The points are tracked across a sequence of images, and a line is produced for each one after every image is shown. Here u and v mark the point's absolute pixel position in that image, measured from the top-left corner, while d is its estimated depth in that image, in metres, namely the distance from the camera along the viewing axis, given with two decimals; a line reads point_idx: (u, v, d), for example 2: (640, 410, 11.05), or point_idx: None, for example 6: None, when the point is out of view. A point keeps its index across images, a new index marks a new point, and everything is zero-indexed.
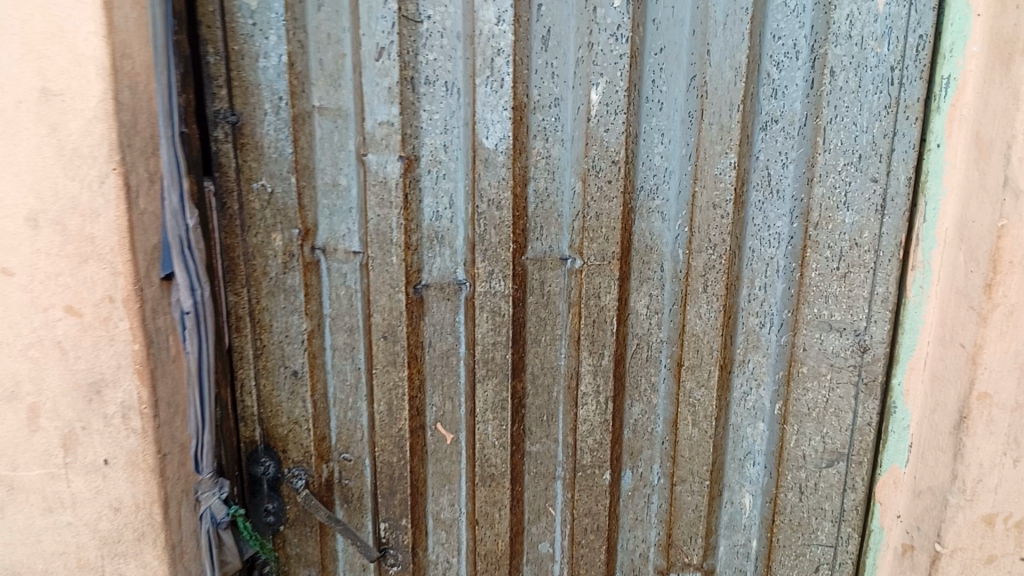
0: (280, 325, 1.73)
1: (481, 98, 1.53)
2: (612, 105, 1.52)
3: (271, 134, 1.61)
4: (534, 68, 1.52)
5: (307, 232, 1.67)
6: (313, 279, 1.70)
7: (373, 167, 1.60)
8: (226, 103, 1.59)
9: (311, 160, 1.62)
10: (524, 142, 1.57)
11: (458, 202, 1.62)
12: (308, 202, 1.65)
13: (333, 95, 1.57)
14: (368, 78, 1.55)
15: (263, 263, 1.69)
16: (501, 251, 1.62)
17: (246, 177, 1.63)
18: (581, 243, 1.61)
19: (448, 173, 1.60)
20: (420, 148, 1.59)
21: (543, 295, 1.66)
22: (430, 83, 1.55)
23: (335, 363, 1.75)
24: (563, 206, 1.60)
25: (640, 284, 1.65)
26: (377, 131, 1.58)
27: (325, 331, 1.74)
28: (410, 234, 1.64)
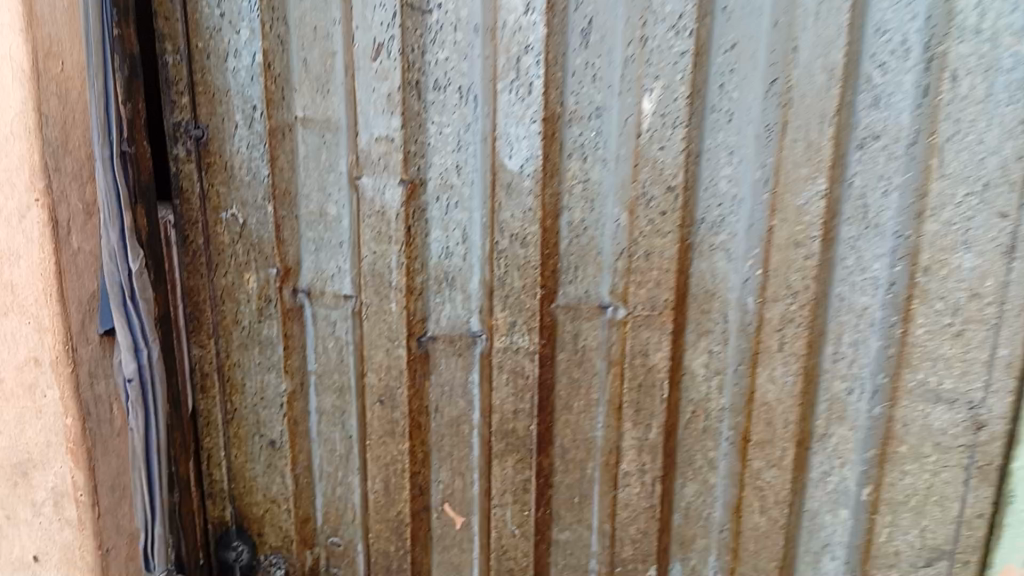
0: (254, 383, 1.42)
1: (503, 107, 1.22)
2: (670, 116, 1.21)
3: (243, 152, 1.30)
4: (571, 70, 1.21)
5: (286, 272, 1.36)
6: (293, 328, 1.39)
7: (370, 193, 1.29)
8: (188, 113, 1.29)
9: (293, 182, 1.31)
10: (557, 162, 1.25)
11: (472, 235, 1.30)
12: (287, 234, 1.34)
13: (320, 102, 1.27)
14: (363, 83, 1.24)
15: (235, 308, 1.38)
16: (524, 297, 1.31)
17: (213, 206, 1.33)
18: (627, 288, 1.30)
19: (461, 201, 1.29)
20: (426, 169, 1.28)
21: (577, 351, 1.35)
22: (440, 88, 1.24)
23: (320, 430, 1.44)
24: (606, 242, 1.28)
25: (698, 338, 1.33)
26: (374, 148, 1.27)
27: (309, 392, 1.42)
28: (412, 276, 1.33)
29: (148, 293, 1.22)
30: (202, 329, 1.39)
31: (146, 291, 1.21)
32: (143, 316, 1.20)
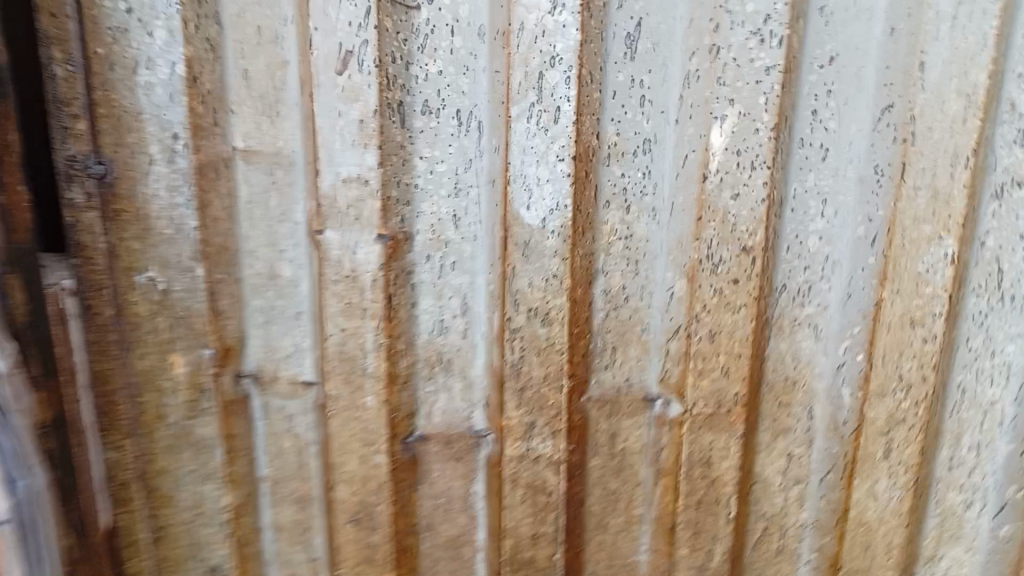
0: (185, 496, 1.07)
1: (518, 140, 0.88)
2: (750, 154, 0.87)
3: (162, 196, 0.96)
4: (613, 89, 0.88)
5: (226, 353, 1.02)
6: (238, 426, 1.05)
7: (338, 253, 0.95)
8: (87, 144, 0.93)
9: (234, 235, 0.98)
10: (591, 214, 0.91)
11: (475, 305, 0.98)
12: (226, 303, 1.00)
13: (267, 129, 0.94)
14: (323, 106, 0.90)
15: (159, 400, 1.03)
16: (546, 392, 0.97)
17: (122, 266, 0.98)
18: (683, 379, 0.97)
19: (463, 261, 0.96)
20: (413, 220, 0.94)
21: (615, 458, 1.02)
22: (429, 113, 0.90)
23: (279, 548, 1.10)
24: (654, 315, 0.96)
25: (773, 440, 1.01)
26: (343, 192, 0.93)
27: (259, 504, 1.09)
28: (395, 360, 0.99)
29: (26, 402, 0.88)
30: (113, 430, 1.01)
31: (22, 399, 0.88)
32: (16, 435, 0.87)
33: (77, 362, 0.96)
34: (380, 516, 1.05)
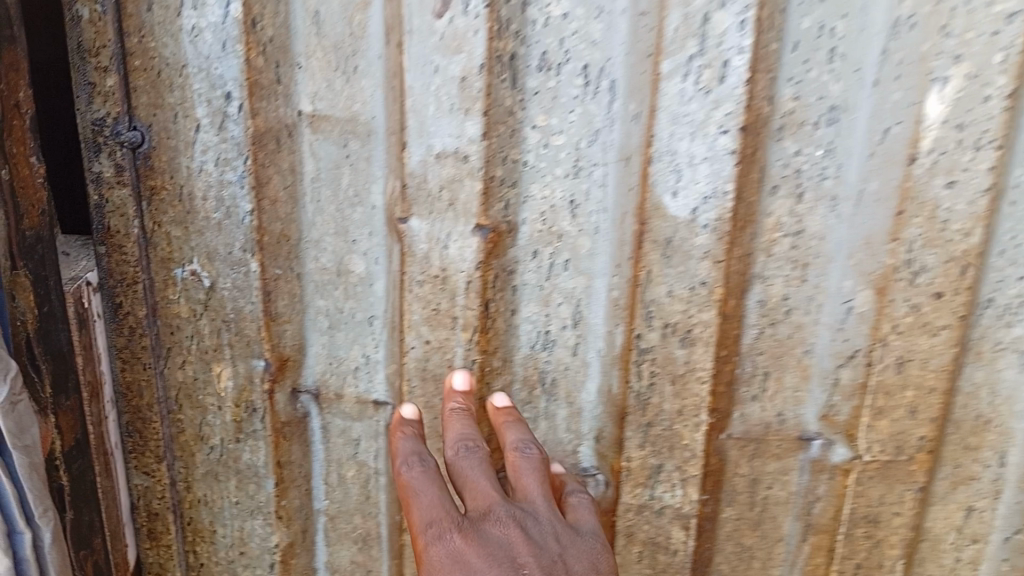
0: (229, 530, 0.90)
1: (669, 104, 0.69)
2: (972, 129, 0.67)
3: (208, 171, 0.77)
4: (794, 39, 0.67)
5: (281, 366, 0.83)
6: (293, 454, 0.86)
7: (424, 248, 0.76)
8: (121, 107, 0.76)
9: (295, 221, 0.79)
10: (754, 203, 0.72)
11: (591, 315, 0.77)
12: (283, 305, 0.81)
13: (338, 87, 0.74)
14: (416, 56, 0.71)
15: (203, 417, 0.86)
16: (679, 429, 0.78)
17: (161, 257, 0.81)
18: (857, 418, 0.77)
19: (580, 258, 0.76)
20: (519, 206, 0.75)
21: (755, 509, 0.82)
22: (546, 69, 0.70)
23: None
24: (822, 335, 0.76)
25: (952, 490, 0.81)
26: (435, 171, 0.74)
27: (314, 544, 0.91)
28: (488, 380, 0.80)
29: (32, 434, 0.68)
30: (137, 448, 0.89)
31: (27, 430, 0.68)
32: (16, 477, 0.66)
33: (104, 371, 0.85)
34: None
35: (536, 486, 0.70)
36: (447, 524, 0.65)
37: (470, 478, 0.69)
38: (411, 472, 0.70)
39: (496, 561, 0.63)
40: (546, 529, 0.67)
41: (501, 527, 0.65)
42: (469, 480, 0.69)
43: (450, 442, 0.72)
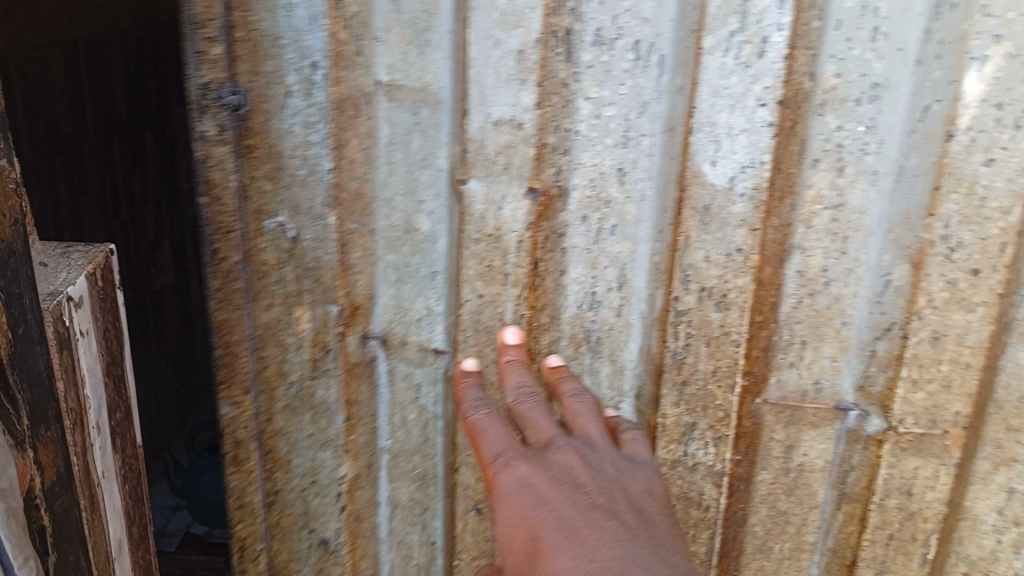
0: (301, 464, 0.99)
1: (710, 77, 0.72)
2: (1014, 108, 0.68)
3: (296, 132, 0.85)
4: (837, 19, 0.69)
5: (353, 312, 0.92)
6: (360, 393, 0.95)
7: (481, 209, 0.83)
8: (223, 73, 0.82)
9: (370, 179, 0.87)
10: (793, 174, 0.74)
11: (635, 279, 0.82)
12: (357, 257, 0.89)
13: (410, 60, 0.82)
14: (479, 35, 0.78)
15: (282, 357, 0.94)
16: (713, 390, 0.82)
17: (251, 212, 0.88)
18: (891, 390, 0.79)
19: (625, 223, 0.80)
20: (569, 172, 0.80)
21: (791, 474, 0.84)
22: (599, 45, 0.75)
23: (393, 527, 1.01)
24: (860, 307, 0.77)
25: (993, 470, 0.79)
26: (492, 137, 0.80)
27: (378, 478, 0.99)
28: (534, 336, 0.86)
29: (9, 476, 0.55)
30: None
31: (4, 472, 0.55)
32: None
33: (89, 393, 0.72)
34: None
35: (592, 424, 0.79)
36: (515, 456, 0.76)
37: (530, 418, 0.80)
38: (479, 414, 0.81)
39: (559, 481, 0.73)
40: (603, 461, 0.77)
41: (563, 456, 0.76)
42: (531, 421, 0.79)
43: (510, 390, 0.82)
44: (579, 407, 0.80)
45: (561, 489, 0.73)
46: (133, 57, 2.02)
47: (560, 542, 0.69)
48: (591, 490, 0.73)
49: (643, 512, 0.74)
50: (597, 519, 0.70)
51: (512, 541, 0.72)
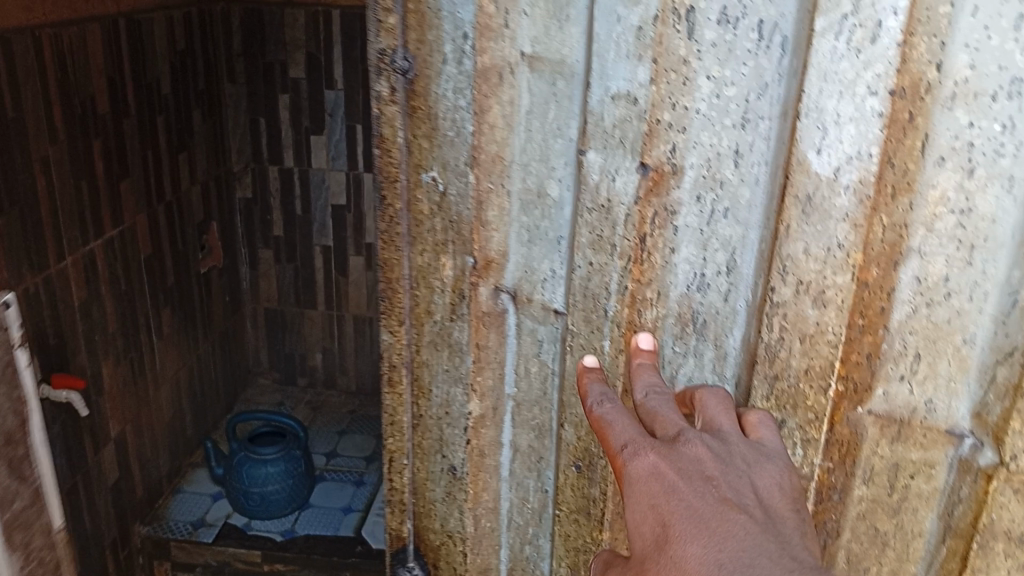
0: (438, 396, 0.88)
1: (820, 61, 0.64)
2: None
3: (448, 95, 0.76)
4: (972, 4, 0.60)
5: (484, 265, 0.81)
6: (488, 339, 0.83)
7: (595, 179, 0.74)
8: (398, 40, 0.74)
9: (508, 145, 0.75)
10: (912, 171, 0.65)
11: (744, 267, 0.72)
12: (493, 215, 0.78)
13: (557, 36, 0.71)
14: (602, 10, 0.69)
15: (427, 299, 0.84)
16: (805, 390, 0.74)
17: (408, 165, 0.79)
18: (1007, 421, 0.69)
19: (737, 206, 0.70)
20: (685, 150, 0.70)
21: (894, 494, 0.75)
22: (724, 23, 0.65)
23: (512, 472, 0.89)
24: (983, 326, 0.67)
25: None
26: (609, 110, 0.72)
27: (503, 421, 0.87)
28: (638, 309, 0.77)
29: None
30: (61, 211, 2.05)
31: None
32: None
33: None
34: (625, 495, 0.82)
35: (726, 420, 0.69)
36: (646, 442, 0.66)
37: (660, 413, 0.70)
38: (601, 407, 0.72)
39: (688, 475, 0.64)
40: (735, 449, 0.67)
41: (696, 448, 0.65)
42: (660, 415, 0.70)
43: (637, 386, 0.73)
44: (708, 396, 0.71)
45: (691, 479, 0.64)
46: (180, 32, 2.58)
47: (688, 532, 0.61)
48: (721, 482, 0.64)
49: (772, 509, 0.64)
50: (726, 511, 0.61)
51: (641, 528, 0.64)
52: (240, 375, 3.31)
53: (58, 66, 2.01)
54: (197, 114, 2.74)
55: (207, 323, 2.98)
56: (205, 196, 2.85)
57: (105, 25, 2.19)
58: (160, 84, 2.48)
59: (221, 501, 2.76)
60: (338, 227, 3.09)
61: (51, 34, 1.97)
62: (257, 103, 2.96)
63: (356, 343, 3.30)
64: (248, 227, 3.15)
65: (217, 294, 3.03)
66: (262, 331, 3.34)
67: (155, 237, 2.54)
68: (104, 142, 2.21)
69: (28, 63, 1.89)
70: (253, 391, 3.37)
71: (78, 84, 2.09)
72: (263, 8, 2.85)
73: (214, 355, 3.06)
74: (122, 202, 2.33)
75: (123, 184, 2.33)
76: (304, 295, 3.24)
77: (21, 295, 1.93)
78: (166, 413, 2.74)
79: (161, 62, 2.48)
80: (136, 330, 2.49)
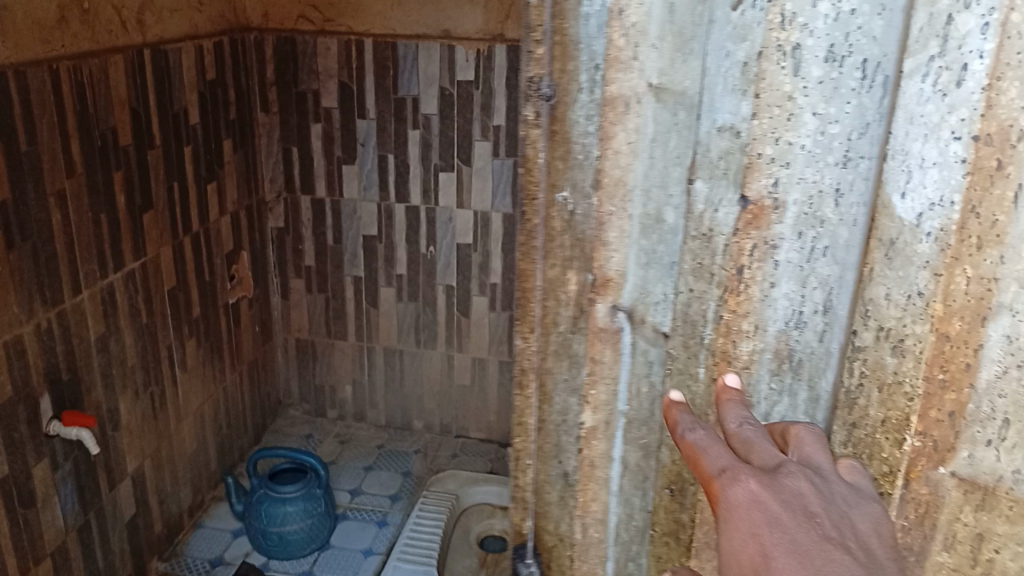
0: (558, 404, 0.79)
1: (906, 103, 0.61)
2: None
3: (582, 121, 0.69)
4: None
5: (602, 284, 0.72)
6: (604, 355, 0.74)
7: (699, 208, 0.69)
8: (544, 69, 0.68)
9: (632, 171, 0.68)
10: (1001, 221, 0.59)
11: (838, 305, 0.68)
12: (613, 236, 0.70)
13: (683, 68, 0.65)
14: (711, 45, 0.65)
15: (554, 311, 0.75)
16: (881, 440, 0.69)
17: (545, 184, 0.72)
18: None
19: (833, 243, 0.66)
20: (788, 185, 0.65)
21: (977, 568, 0.69)
22: (830, 61, 0.61)
23: (622, 487, 0.81)
24: None
25: None
26: (714, 142, 0.67)
27: (615, 435, 0.78)
28: (734, 341, 0.70)
29: None
30: (77, 244, 2.09)
31: None
32: None
33: None
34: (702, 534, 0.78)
35: (823, 460, 0.65)
36: (746, 469, 0.63)
37: (754, 446, 0.65)
38: (696, 435, 0.67)
39: (792, 508, 0.60)
40: (836, 490, 0.63)
41: (798, 479, 0.62)
42: (755, 448, 0.65)
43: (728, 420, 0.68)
44: (806, 433, 0.66)
45: (794, 511, 0.60)
46: (211, 67, 2.65)
47: (791, 566, 0.57)
48: (824, 520, 0.60)
49: (873, 553, 0.60)
50: (831, 548, 0.58)
51: (738, 556, 0.59)
52: (270, 407, 3.36)
53: (78, 99, 2.04)
54: (228, 141, 2.79)
55: (234, 355, 3.00)
56: (235, 228, 2.90)
57: (128, 56, 2.24)
58: (188, 113, 2.54)
59: (240, 538, 2.74)
60: (369, 260, 3.10)
61: (69, 66, 2.01)
62: (289, 134, 2.97)
63: (386, 377, 3.31)
64: (281, 258, 3.18)
65: (245, 325, 3.05)
66: (293, 361, 3.36)
67: (181, 266, 2.58)
68: (126, 174, 2.25)
69: (44, 95, 1.93)
70: (282, 422, 3.40)
71: (98, 113, 2.12)
72: (295, 38, 2.84)
73: (240, 386, 3.07)
74: (147, 235, 2.39)
75: (146, 216, 2.37)
76: (334, 326, 3.25)
77: (32, 331, 1.97)
78: (189, 447, 2.75)
79: (188, 94, 2.54)
80: (156, 360, 2.50)
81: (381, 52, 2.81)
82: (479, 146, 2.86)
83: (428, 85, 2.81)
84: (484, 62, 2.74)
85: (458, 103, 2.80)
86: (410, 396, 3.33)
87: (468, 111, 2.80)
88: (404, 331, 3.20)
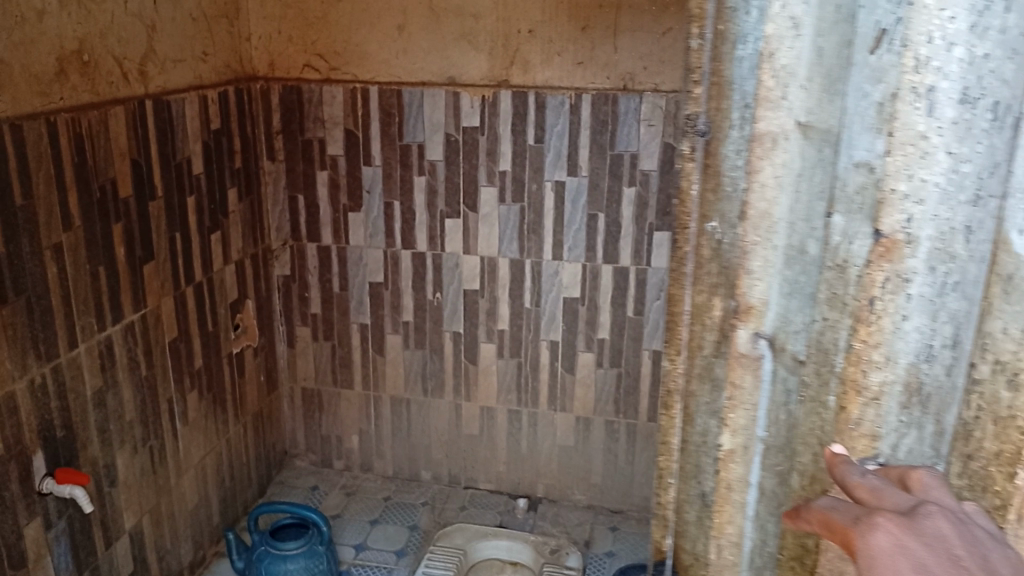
0: (700, 426, 0.86)
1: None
2: None
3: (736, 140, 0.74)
4: None
5: (744, 311, 0.76)
6: (744, 380, 0.78)
7: (835, 241, 0.72)
8: (701, 106, 0.77)
9: (777, 204, 0.73)
10: None
11: (966, 340, 0.67)
12: (756, 265, 0.74)
13: (829, 108, 0.70)
14: (851, 87, 0.68)
15: (700, 334, 0.84)
16: (995, 473, 0.68)
17: (697, 215, 0.81)
18: None
19: (965, 280, 0.66)
20: (922, 221, 0.64)
21: None
22: (965, 102, 0.62)
23: (757, 513, 0.84)
24: None
25: None
26: (851, 177, 0.70)
27: (753, 460, 0.81)
28: (863, 374, 0.69)
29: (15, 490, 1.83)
30: (73, 298, 2.04)
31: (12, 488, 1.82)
32: None
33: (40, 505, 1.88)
34: (826, 564, 0.76)
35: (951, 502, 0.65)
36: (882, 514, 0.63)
37: (881, 496, 0.66)
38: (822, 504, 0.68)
39: (936, 552, 0.59)
40: (975, 532, 0.62)
41: (936, 521, 0.62)
42: (883, 498, 0.65)
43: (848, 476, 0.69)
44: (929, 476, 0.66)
45: (939, 555, 0.59)
46: (215, 121, 2.63)
47: None
48: (970, 564, 0.59)
49: None
50: None
51: None
52: (276, 458, 3.29)
53: (77, 151, 2.01)
54: (232, 192, 2.76)
55: (239, 407, 2.93)
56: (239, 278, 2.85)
57: (128, 107, 2.21)
58: (190, 163, 2.51)
59: None
60: (375, 306, 3.06)
61: (68, 119, 1.98)
62: (295, 182, 2.96)
63: (393, 426, 3.25)
64: (287, 305, 3.14)
65: (250, 376, 3.00)
66: (298, 412, 3.30)
67: (184, 317, 2.53)
68: (127, 225, 2.22)
69: (41, 150, 1.90)
70: (288, 473, 3.33)
71: (98, 163, 2.09)
72: (301, 87, 2.86)
73: (245, 439, 3.00)
74: (147, 286, 2.34)
75: (146, 267, 2.32)
76: (340, 374, 3.20)
77: (26, 387, 1.91)
78: (190, 502, 2.66)
79: (192, 144, 2.52)
80: (157, 416, 2.44)
81: (386, 100, 2.81)
82: (485, 191, 2.83)
83: (434, 132, 2.80)
84: (490, 108, 2.74)
85: (463, 149, 2.80)
86: (417, 446, 3.26)
87: (474, 157, 2.80)
88: (410, 379, 3.15)
